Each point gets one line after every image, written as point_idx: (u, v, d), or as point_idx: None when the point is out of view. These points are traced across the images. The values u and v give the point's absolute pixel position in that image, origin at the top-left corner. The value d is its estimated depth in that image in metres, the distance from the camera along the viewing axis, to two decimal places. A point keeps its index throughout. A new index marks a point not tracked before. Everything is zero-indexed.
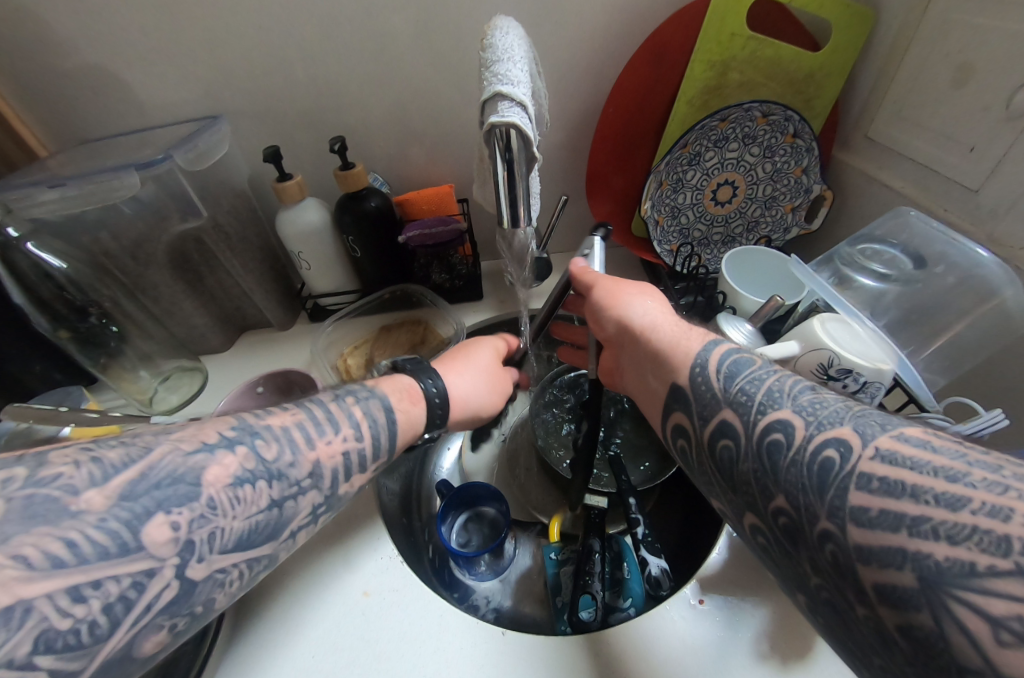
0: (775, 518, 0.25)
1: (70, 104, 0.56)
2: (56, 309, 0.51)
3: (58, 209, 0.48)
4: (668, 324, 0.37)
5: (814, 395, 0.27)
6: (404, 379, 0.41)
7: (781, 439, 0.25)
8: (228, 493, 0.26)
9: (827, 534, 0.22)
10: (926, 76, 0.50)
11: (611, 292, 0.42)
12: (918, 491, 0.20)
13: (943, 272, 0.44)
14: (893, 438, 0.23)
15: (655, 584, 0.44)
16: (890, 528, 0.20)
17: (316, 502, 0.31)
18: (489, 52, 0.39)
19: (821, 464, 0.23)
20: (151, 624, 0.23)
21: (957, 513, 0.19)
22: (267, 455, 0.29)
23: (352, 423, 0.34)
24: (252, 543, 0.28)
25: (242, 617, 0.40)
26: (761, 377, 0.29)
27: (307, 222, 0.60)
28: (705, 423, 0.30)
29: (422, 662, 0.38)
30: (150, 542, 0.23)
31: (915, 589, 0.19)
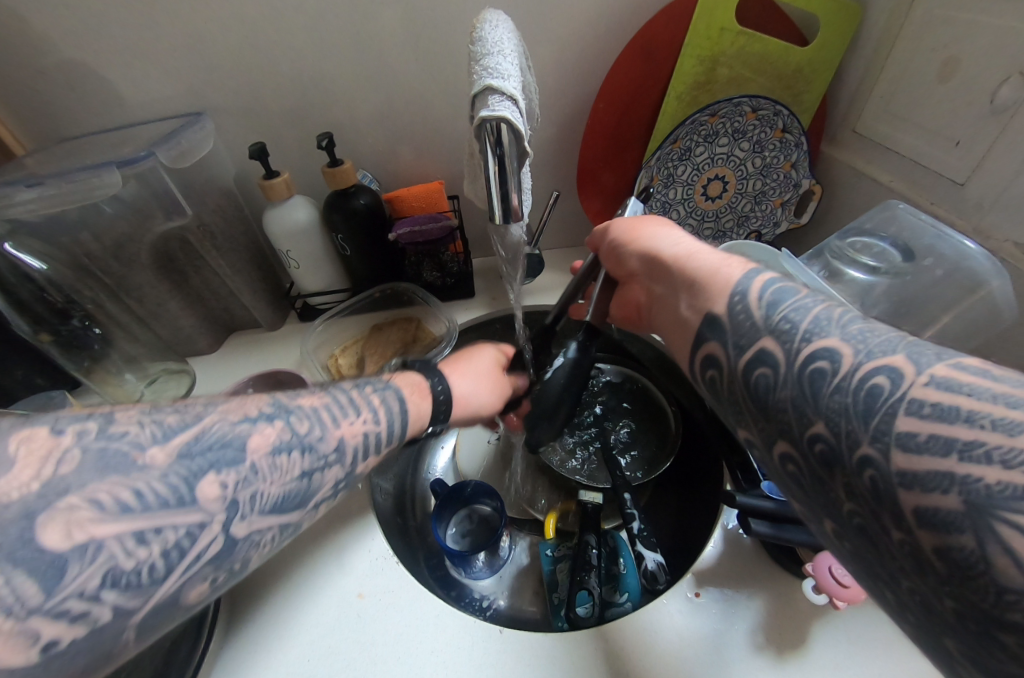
0: (812, 447, 0.22)
1: (49, 101, 0.55)
2: (35, 310, 0.50)
3: (37, 209, 0.47)
4: (705, 253, 0.36)
5: (866, 325, 0.24)
6: (416, 377, 0.40)
7: (826, 367, 0.23)
8: (269, 460, 0.26)
9: (867, 460, 0.20)
10: (911, 71, 0.51)
11: (632, 229, 0.44)
12: (973, 416, 0.18)
13: (931, 265, 0.44)
14: (950, 366, 0.20)
15: (651, 578, 0.43)
16: (940, 453, 0.18)
17: (339, 480, 0.30)
18: (479, 45, 0.39)
19: (868, 391, 0.21)
20: (198, 574, 0.22)
21: (1014, 437, 0.17)
22: (301, 428, 0.28)
23: (372, 409, 0.33)
24: (288, 509, 0.27)
25: (232, 623, 0.39)
26: (808, 306, 0.26)
27: (295, 222, 0.59)
28: (741, 353, 0.27)
29: (417, 663, 0.37)
30: (202, 496, 0.23)
31: (960, 513, 0.17)
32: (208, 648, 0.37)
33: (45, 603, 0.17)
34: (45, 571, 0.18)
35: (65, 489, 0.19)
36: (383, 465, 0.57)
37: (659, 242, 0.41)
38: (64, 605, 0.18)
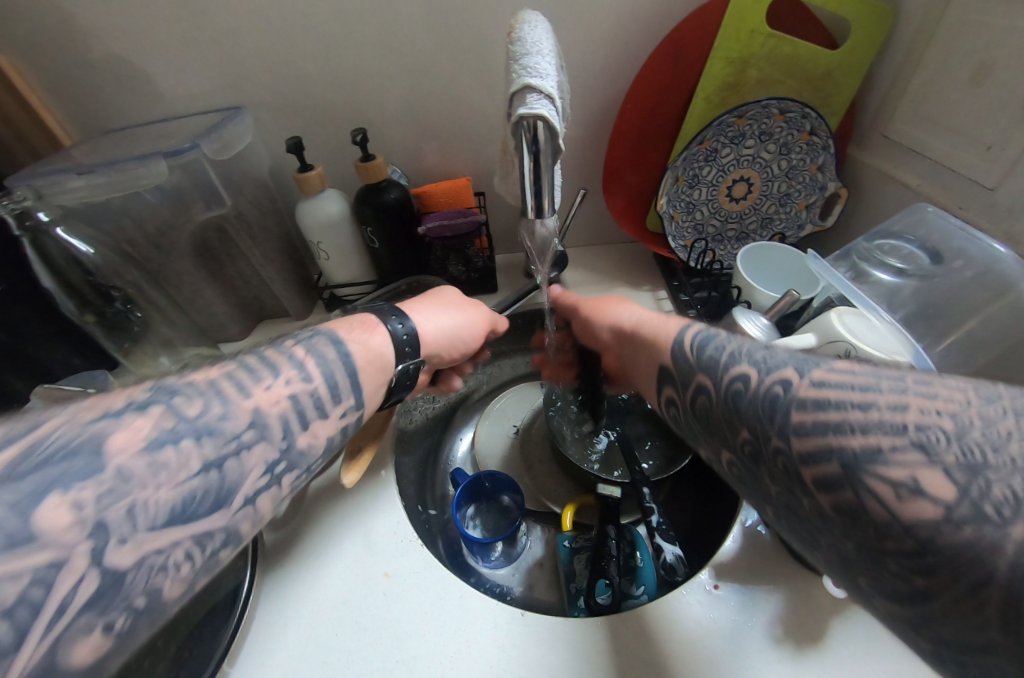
0: (743, 447, 0.27)
1: (100, 93, 0.57)
2: (82, 293, 0.52)
3: (83, 196, 0.50)
4: (652, 317, 0.41)
5: (766, 349, 0.28)
6: (374, 320, 0.41)
7: (741, 386, 0.27)
8: (145, 460, 0.23)
9: (778, 449, 0.24)
10: (943, 75, 0.51)
11: (603, 300, 0.51)
12: (842, 403, 0.22)
13: (961, 267, 0.45)
14: (824, 369, 0.24)
15: (669, 570, 0.45)
16: (821, 434, 0.22)
17: (268, 458, 0.29)
18: (519, 45, 0.40)
19: (770, 396, 0.25)
20: (77, 624, 0.20)
21: (867, 413, 0.21)
22: (190, 411, 0.26)
23: (295, 366, 0.32)
24: (192, 516, 0.24)
25: (263, 603, 0.41)
26: (726, 342, 0.31)
27: (327, 214, 0.61)
28: (686, 387, 0.32)
29: (444, 641, 0.39)
30: (49, 526, 0.19)
31: (840, 476, 0.21)
32: (242, 619, 0.39)
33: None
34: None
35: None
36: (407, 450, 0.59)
37: (622, 307, 0.47)
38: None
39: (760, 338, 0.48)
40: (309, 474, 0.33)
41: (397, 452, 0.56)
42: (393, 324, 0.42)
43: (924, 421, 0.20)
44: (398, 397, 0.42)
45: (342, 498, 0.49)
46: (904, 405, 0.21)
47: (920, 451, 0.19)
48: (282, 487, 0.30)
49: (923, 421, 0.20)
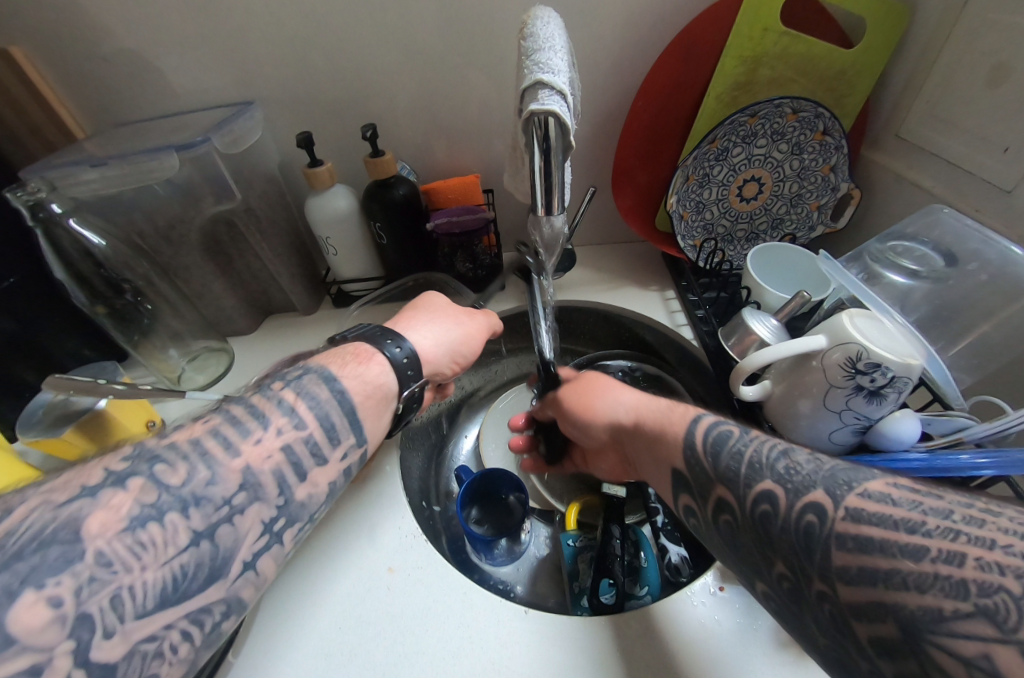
0: (780, 582, 0.26)
1: (113, 86, 0.58)
2: (94, 285, 0.53)
3: (97, 188, 0.51)
4: (651, 407, 0.40)
5: (788, 461, 0.28)
6: (368, 350, 0.38)
7: (769, 509, 0.27)
8: (125, 542, 0.23)
9: (822, 594, 0.23)
10: (960, 76, 0.50)
11: (594, 373, 0.49)
12: (888, 549, 0.22)
13: (975, 270, 0.44)
14: (859, 496, 0.24)
15: (674, 570, 0.47)
16: (868, 583, 0.21)
17: (265, 516, 0.28)
18: (531, 41, 0.40)
19: (805, 528, 0.25)
20: None
21: (919, 563, 0.20)
22: (172, 481, 0.26)
23: (285, 412, 0.31)
24: (182, 594, 0.24)
25: (265, 600, 0.41)
26: (741, 450, 0.31)
27: (336, 209, 0.61)
28: (706, 501, 0.32)
29: (447, 636, 0.39)
30: (26, 629, 0.20)
31: (899, 639, 0.20)
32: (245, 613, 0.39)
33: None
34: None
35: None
36: (412, 443, 0.60)
37: (616, 385, 0.46)
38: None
39: (769, 339, 0.48)
40: (314, 523, 0.32)
41: (403, 448, 0.57)
42: (390, 349, 0.39)
43: (986, 581, 0.19)
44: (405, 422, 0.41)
45: (348, 494, 0.49)
46: (959, 557, 0.20)
47: (987, 621, 0.18)
48: (284, 543, 0.30)
49: (984, 581, 0.19)
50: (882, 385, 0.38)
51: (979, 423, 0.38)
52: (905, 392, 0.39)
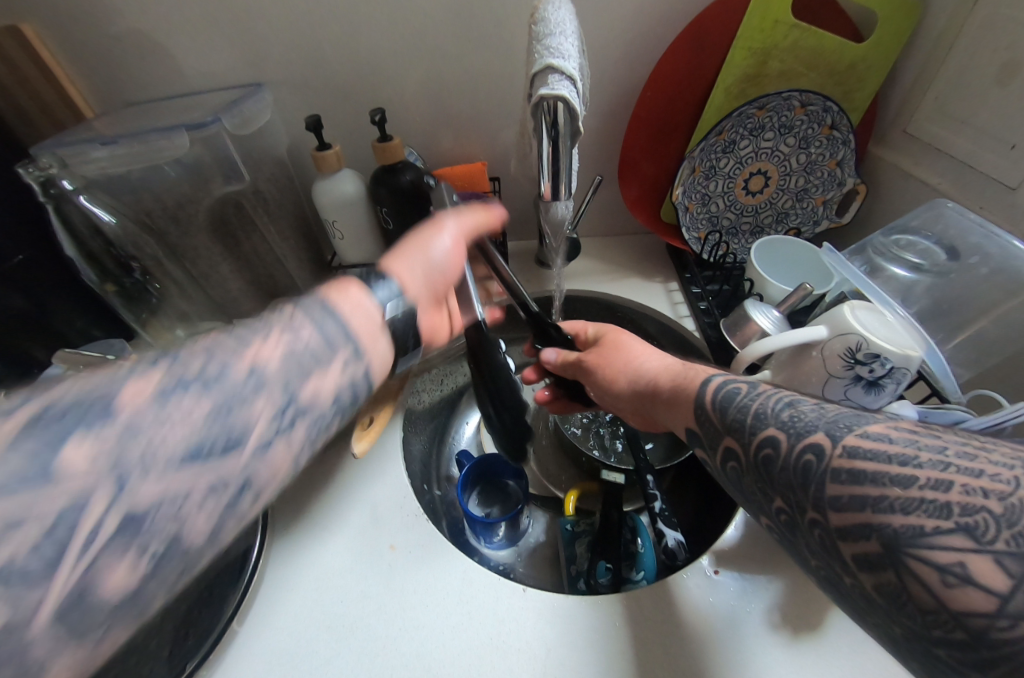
0: (778, 515, 0.28)
1: (123, 66, 0.58)
2: (105, 264, 0.54)
3: (105, 167, 0.51)
4: (666, 370, 0.41)
5: (792, 410, 0.29)
6: (349, 289, 0.31)
7: (771, 453, 0.28)
8: (146, 407, 0.21)
9: (815, 521, 0.25)
10: (970, 72, 0.50)
11: (614, 341, 0.47)
12: (879, 479, 0.23)
13: (977, 264, 0.44)
14: (857, 435, 0.25)
15: (670, 554, 0.46)
16: (858, 508, 0.23)
17: (280, 409, 0.25)
18: (541, 26, 0.40)
19: (805, 466, 0.26)
20: (103, 562, 0.18)
21: (908, 490, 0.22)
22: (189, 363, 0.23)
23: (295, 313, 0.28)
24: (212, 457, 0.22)
25: (275, 567, 0.42)
26: (749, 402, 0.32)
27: (343, 193, 0.61)
28: (715, 450, 0.33)
29: (446, 611, 0.39)
30: (62, 470, 0.18)
31: (882, 554, 0.22)
32: (254, 576, 0.41)
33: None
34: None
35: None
36: (417, 425, 0.61)
37: (638, 353, 0.45)
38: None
39: (771, 331, 0.48)
40: (332, 428, 0.28)
41: (405, 428, 0.57)
42: (375, 289, 0.32)
43: (970, 503, 0.21)
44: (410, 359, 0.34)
45: (352, 470, 0.50)
46: (946, 484, 0.22)
47: (966, 535, 0.20)
48: (300, 440, 0.25)
49: (968, 503, 0.21)
50: (880, 376, 0.39)
51: (974, 416, 0.38)
52: (903, 383, 0.40)
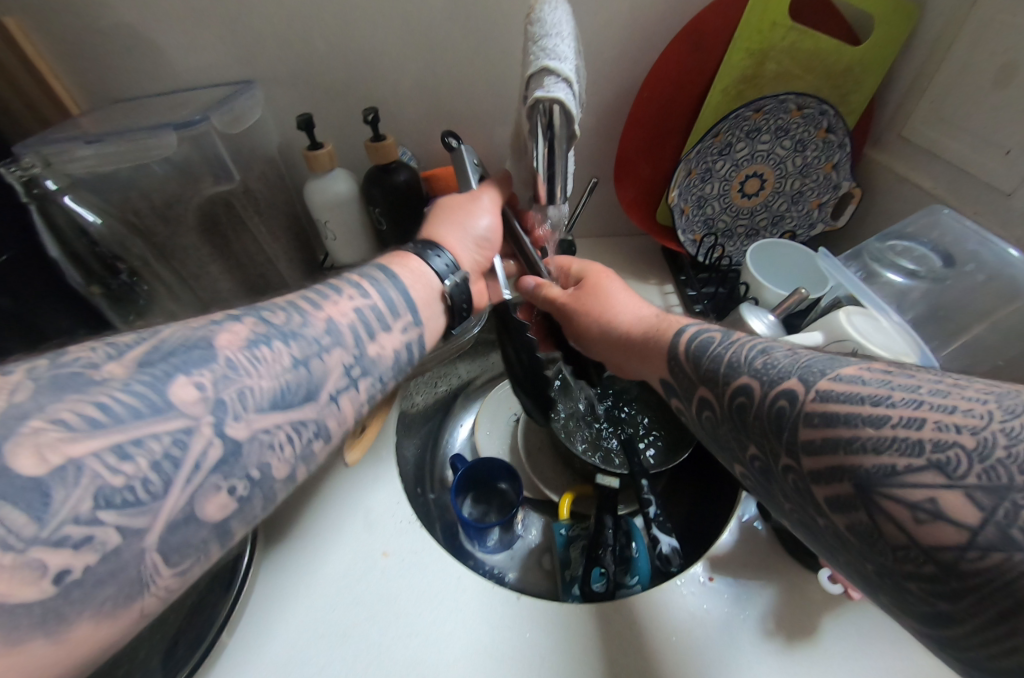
0: (753, 463, 0.27)
1: (110, 62, 0.56)
2: (89, 265, 0.52)
3: (92, 166, 0.49)
4: (644, 322, 0.40)
5: (767, 356, 0.27)
6: (415, 262, 0.42)
7: (746, 400, 0.27)
8: (246, 353, 0.27)
9: (789, 467, 0.24)
10: (965, 77, 0.50)
11: (594, 287, 0.45)
12: (853, 419, 0.21)
13: (973, 271, 0.44)
14: (831, 379, 0.23)
15: (665, 560, 0.46)
16: (832, 450, 0.21)
17: (345, 360, 0.32)
18: (538, 27, 0.40)
19: (777, 411, 0.24)
20: (207, 484, 0.24)
21: (880, 429, 0.20)
22: (276, 320, 0.31)
23: (354, 286, 0.37)
24: (288, 405, 0.28)
25: (267, 575, 0.41)
26: (723, 349, 0.30)
27: (336, 193, 0.60)
28: (690, 401, 0.32)
29: (440, 618, 0.39)
30: (180, 400, 0.24)
31: (854, 496, 0.20)
32: (243, 587, 0.40)
33: (40, 535, 0.18)
34: (31, 500, 0.18)
35: (25, 413, 0.20)
36: (410, 428, 0.61)
37: (618, 303, 0.43)
38: (61, 533, 0.19)
39: (766, 335, 0.48)
40: (382, 387, 0.36)
41: (399, 433, 0.57)
42: (433, 260, 0.42)
43: (943, 438, 0.19)
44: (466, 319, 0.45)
45: (344, 477, 0.49)
46: (919, 421, 0.20)
47: (937, 471, 0.18)
48: (361, 389, 0.33)
49: (941, 438, 0.19)
50: None
51: None
52: None
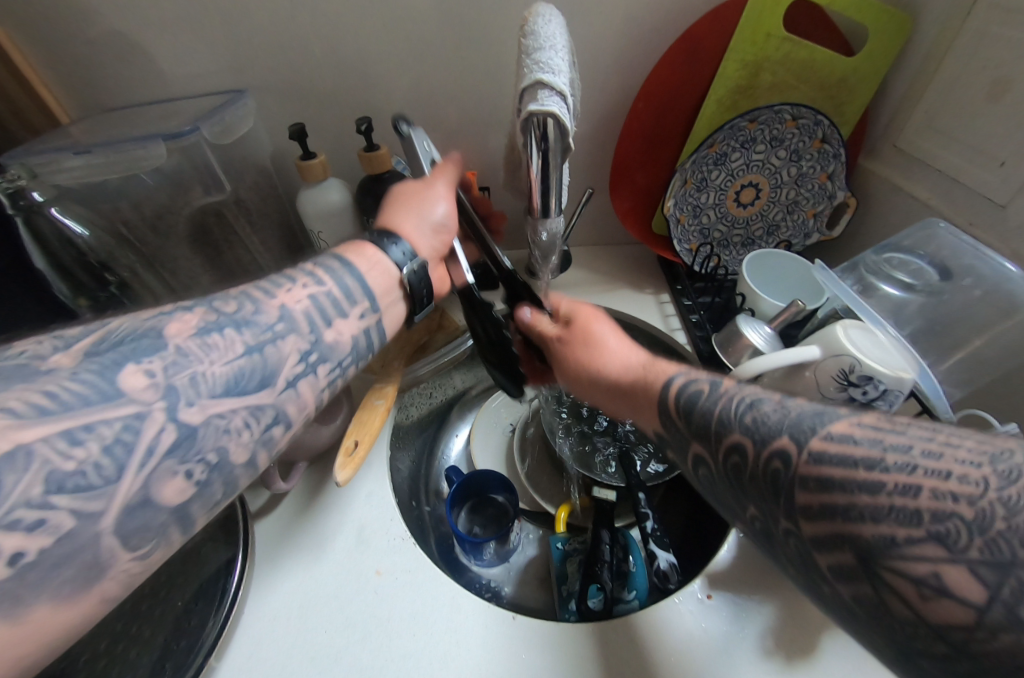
0: (753, 523, 0.26)
1: (100, 70, 0.56)
2: (76, 275, 0.50)
3: (80, 176, 0.48)
4: (635, 363, 0.39)
5: (756, 410, 0.26)
6: (371, 251, 0.41)
7: (739, 459, 0.26)
8: (195, 341, 0.28)
9: (788, 530, 0.23)
10: (959, 89, 0.50)
11: (583, 331, 0.44)
12: (847, 485, 0.20)
13: (970, 285, 0.44)
14: (822, 438, 0.22)
15: (663, 577, 0.45)
16: (827, 518, 0.20)
17: (301, 347, 0.33)
18: (532, 39, 0.39)
19: (773, 473, 0.24)
20: (162, 468, 0.24)
21: (875, 497, 0.19)
22: (227, 310, 0.31)
23: (308, 274, 0.37)
24: (243, 391, 0.29)
25: (258, 596, 0.41)
26: (714, 402, 0.29)
27: (328, 203, 0.60)
28: (684, 455, 0.31)
29: (434, 640, 0.38)
30: (129, 387, 0.24)
31: (856, 565, 0.19)
32: (233, 608, 0.39)
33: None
34: None
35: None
36: (403, 441, 0.60)
37: (609, 349, 0.42)
38: (13, 515, 0.19)
39: (762, 348, 0.48)
40: (343, 372, 0.37)
41: (393, 445, 0.56)
42: (390, 249, 0.42)
43: (940, 509, 0.18)
44: (427, 308, 0.44)
45: (337, 493, 0.48)
46: (915, 488, 0.18)
47: (938, 544, 0.17)
48: (320, 375, 0.34)
49: (939, 509, 0.18)
50: (873, 397, 0.39)
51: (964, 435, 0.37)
52: (896, 403, 0.39)
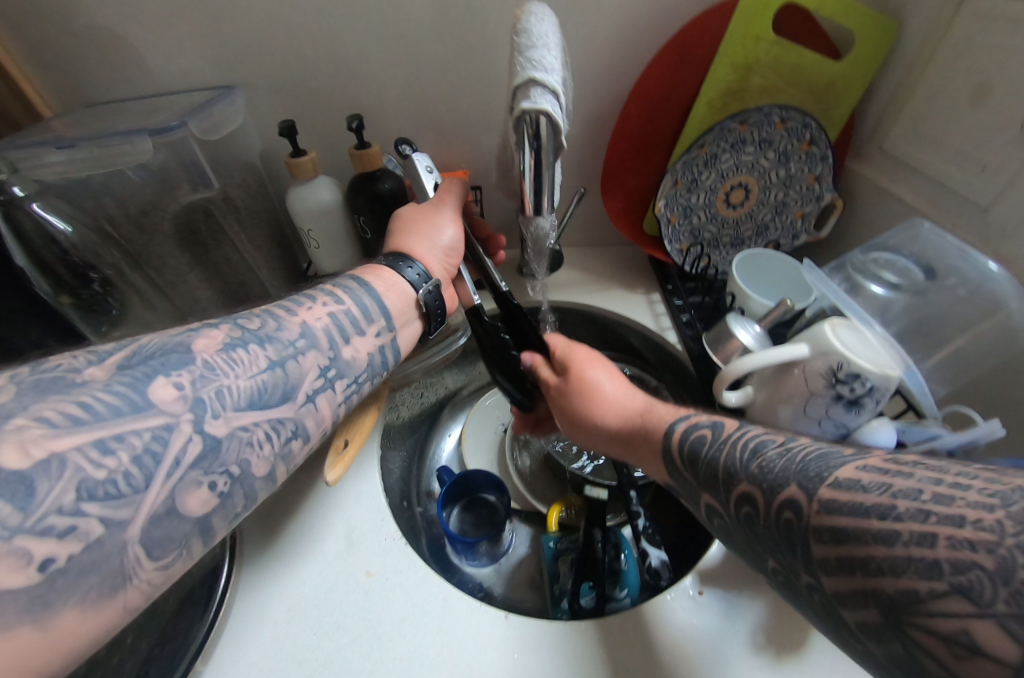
0: (775, 574, 0.26)
1: (84, 63, 0.54)
2: (58, 273, 0.48)
3: (63, 172, 0.47)
4: (638, 402, 0.40)
5: (762, 459, 0.27)
6: (388, 273, 0.44)
7: (751, 511, 0.26)
8: (222, 357, 0.30)
9: (810, 584, 0.23)
10: (942, 94, 0.51)
11: (578, 374, 0.44)
12: (863, 537, 0.20)
13: (954, 285, 0.45)
14: (831, 487, 0.22)
15: (655, 574, 0.45)
16: (849, 573, 0.21)
17: (319, 362, 0.35)
18: (524, 37, 0.39)
19: (786, 524, 0.24)
20: (188, 479, 0.26)
21: (892, 550, 0.19)
22: (251, 327, 0.33)
23: (325, 293, 0.39)
24: (265, 404, 0.31)
25: (245, 596, 0.40)
26: (718, 449, 0.30)
27: (319, 202, 0.59)
28: (697, 504, 0.31)
29: (426, 644, 0.38)
30: (160, 400, 0.26)
31: (882, 622, 0.19)
32: (219, 613, 0.38)
33: (25, 524, 0.20)
34: (16, 492, 0.20)
35: (10, 414, 0.21)
36: (395, 441, 0.60)
37: (604, 389, 0.42)
38: (47, 522, 0.21)
39: (752, 346, 0.49)
40: (358, 390, 0.39)
41: (385, 445, 0.56)
42: (406, 271, 0.44)
43: (959, 559, 0.17)
44: (440, 324, 0.48)
45: (325, 493, 0.47)
46: (931, 538, 0.18)
47: (962, 597, 0.17)
48: (336, 390, 0.36)
49: (957, 559, 0.17)
50: (860, 395, 0.39)
51: (948, 432, 0.39)
52: (883, 401, 0.40)
